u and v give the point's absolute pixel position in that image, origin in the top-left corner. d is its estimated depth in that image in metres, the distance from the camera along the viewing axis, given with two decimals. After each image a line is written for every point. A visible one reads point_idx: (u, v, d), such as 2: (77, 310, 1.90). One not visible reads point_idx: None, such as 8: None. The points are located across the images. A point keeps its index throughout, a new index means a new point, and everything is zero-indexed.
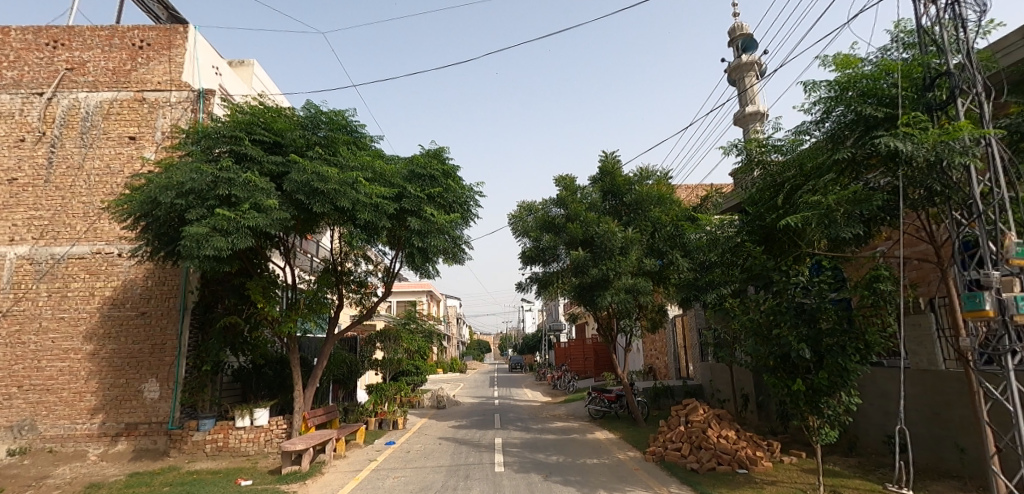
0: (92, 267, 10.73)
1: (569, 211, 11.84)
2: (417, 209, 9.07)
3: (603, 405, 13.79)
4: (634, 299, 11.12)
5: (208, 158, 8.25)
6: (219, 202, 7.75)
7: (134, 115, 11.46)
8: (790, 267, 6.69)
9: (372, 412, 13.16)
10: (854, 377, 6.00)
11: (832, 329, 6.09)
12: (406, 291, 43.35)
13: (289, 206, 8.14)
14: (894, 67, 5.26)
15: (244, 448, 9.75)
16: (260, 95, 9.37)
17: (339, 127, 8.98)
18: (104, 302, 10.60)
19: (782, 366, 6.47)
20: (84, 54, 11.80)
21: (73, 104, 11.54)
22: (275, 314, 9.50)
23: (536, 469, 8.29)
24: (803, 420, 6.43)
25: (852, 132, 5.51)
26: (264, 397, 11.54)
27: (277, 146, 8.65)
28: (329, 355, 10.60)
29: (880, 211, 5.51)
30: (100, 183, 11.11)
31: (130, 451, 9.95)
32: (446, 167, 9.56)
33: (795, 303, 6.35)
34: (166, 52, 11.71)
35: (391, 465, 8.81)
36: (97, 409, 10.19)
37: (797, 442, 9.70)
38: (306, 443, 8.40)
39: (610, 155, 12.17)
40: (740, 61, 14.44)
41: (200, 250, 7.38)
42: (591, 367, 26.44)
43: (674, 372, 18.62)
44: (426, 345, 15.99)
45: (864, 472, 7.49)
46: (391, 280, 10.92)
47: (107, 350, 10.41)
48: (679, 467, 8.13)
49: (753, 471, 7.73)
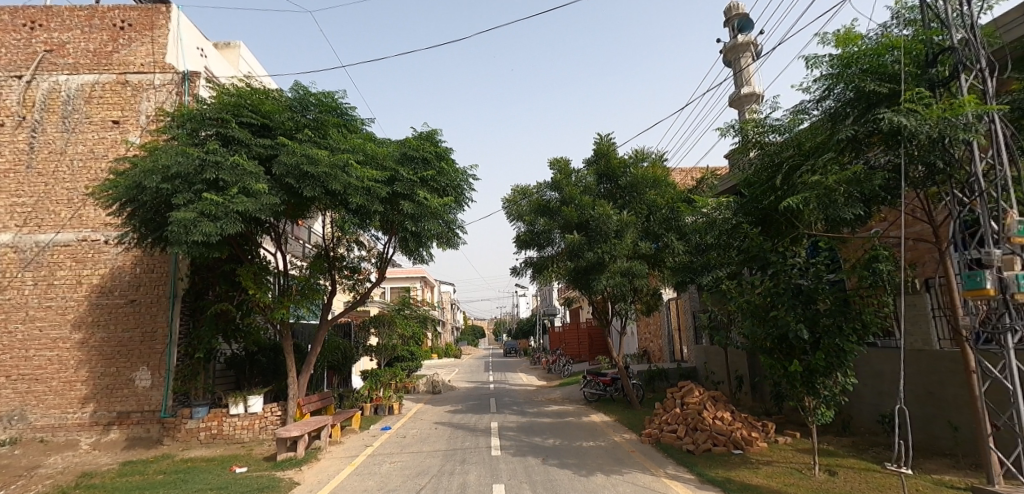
0: (79, 254, 10.52)
1: (564, 195, 11.70)
2: (410, 193, 8.93)
3: (598, 389, 13.86)
4: (629, 283, 11.12)
5: (194, 141, 8.01)
6: (206, 187, 7.57)
7: (118, 98, 11.17)
8: (788, 249, 6.64)
9: (368, 398, 13.11)
10: (851, 357, 6.00)
11: (830, 311, 6.06)
12: (399, 277, 43.17)
13: (279, 190, 7.96)
14: (897, 43, 5.14)
15: (239, 436, 9.68)
16: (248, 77, 9.12)
17: (329, 109, 8.75)
18: (93, 290, 10.42)
19: (779, 347, 6.45)
20: (64, 35, 11.46)
21: (54, 87, 11.21)
22: (267, 301, 9.37)
23: (533, 453, 8.28)
24: (800, 400, 6.44)
25: (854, 109, 5.40)
26: (258, 384, 11.44)
27: (265, 129, 8.43)
28: (323, 341, 10.48)
29: (882, 191, 5.44)
30: (84, 168, 10.84)
31: (123, 440, 9.85)
32: (439, 149, 9.42)
33: (792, 285, 6.31)
34: (148, 33, 11.37)
35: (387, 451, 8.78)
36: (88, 398, 10.07)
37: (792, 422, 9.78)
38: (301, 429, 8.34)
39: (605, 137, 12.00)
40: (736, 41, 14.24)
41: (188, 236, 7.20)
42: (586, 351, 26.38)
43: (669, 356, 18.71)
44: (421, 330, 15.93)
45: (859, 451, 7.54)
46: (384, 266, 10.78)
47: (97, 339, 10.25)
48: (675, 449, 8.15)
49: (748, 452, 7.72)
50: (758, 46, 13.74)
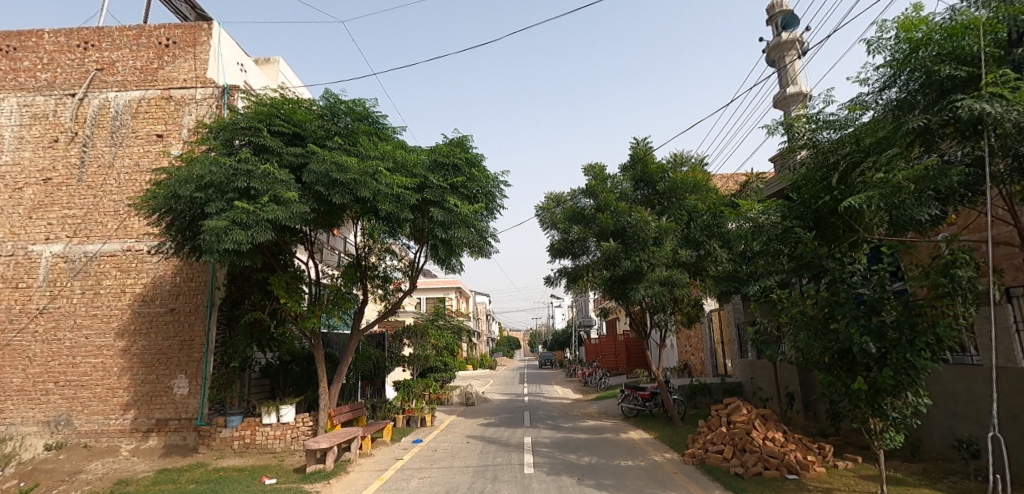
0: (123, 264, 10.80)
1: (599, 202, 11.33)
2: (440, 199, 8.74)
3: (637, 403, 13.28)
4: (669, 292, 10.61)
5: (228, 150, 8.06)
6: (238, 195, 7.58)
7: (162, 113, 11.50)
8: (845, 255, 6.08)
9: (400, 409, 12.94)
10: (924, 374, 5.41)
11: (897, 323, 5.49)
12: (434, 288, 43.39)
13: (309, 198, 7.91)
14: (976, 22, 4.67)
15: (270, 445, 9.64)
16: (281, 87, 9.17)
17: (361, 117, 8.73)
18: (135, 299, 10.65)
19: (839, 363, 5.87)
20: (113, 54, 11.92)
21: (103, 104, 11.66)
22: (298, 310, 9.37)
23: (568, 471, 7.87)
24: (863, 422, 5.86)
25: (924, 97, 4.93)
26: (292, 393, 11.49)
27: (297, 138, 8.42)
28: (354, 351, 10.36)
29: (961, 188, 4.91)
30: (129, 181, 11.18)
31: (161, 447, 9.97)
32: (470, 155, 9.20)
33: (853, 294, 5.74)
34: (191, 49, 11.68)
35: (417, 465, 8.54)
36: (129, 405, 10.25)
37: (851, 445, 9.04)
38: (331, 441, 8.19)
39: (641, 142, 11.62)
40: (779, 39, 13.60)
41: (219, 244, 7.19)
42: (624, 364, 25.59)
43: (711, 370, 17.89)
44: (455, 341, 15.77)
45: (932, 480, 6.86)
46: (415, 276, 10.64)
47: (138, 347, 10.46)
48: (721, 472, 7.60)
49: (804, 477, 7.11)
50: (804, 43, 13.08)
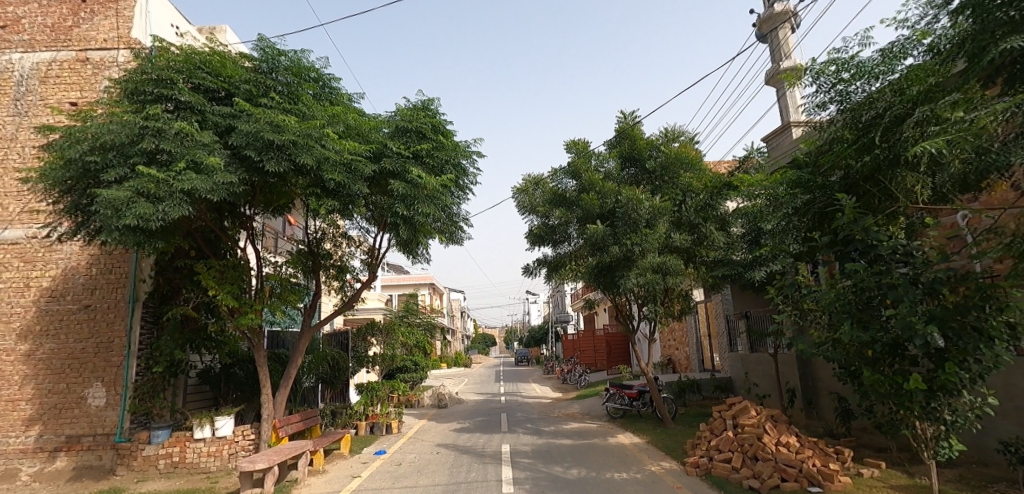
0: (27, 254, 9.16)
1: (583, 182, 10.20)
2: (401, 170, 7.49)
3: (624, 403, 12.21)
4: (662, 281, 9.50)
5: (133, 106, 6.52)
6: (145, 161, 6.15)
7: (77, 78, 9.86)
8: (883, 228, 4.97)
9: (363, 416, 11.56)
10: (994, 370, 4.38)
11: (962, 307, 4.40)
12: (406, 283, 41.97)
13: (238, 166, 6.48)
14: None
15: (204, 464, 8.28)
16: (211, 40, 7.71)
17: (303, 73, 7.34)
18: (42, 294, 9.01)
19: (887, 357, 4.78)
20: (19, 9, 10.20)
21: (6, 66, 9.96)
22: (236, 303, 7.92)
23: (554, 488, 6.69)
24: (911, 428, 4.85)
25: (1016, 14, 3.91)
26: (236, 401, 10.03)
27: (226, 97, 7.00)
28: (305, 350, 8.95)
29: None
30: (35, 155, 9.52)
31: (70, 469, 8.41)
32: (436, 120, 7.98)
33: (904, 273, 4.60)
34: (112, 5, 9.99)
35: (376, 485, 7.21)
36: (33, 420, 8.63)
37: (867, 446, 8.08)
38: (269, 460, 6.76)
39: (628, 115, 10.52)
40: (772, 10, 12.59)
41: (119, 219, 5.72)
42: (604, 359, 24.66)
43: (697, 365, 17.05)
44: (426, 339, 14.56)
45: (975, 490, 5.90)
46: (375, 266, 9.34)
47: (45, 350, 8.84)
48: (733, 485, 6.51)
49: (828, 490, 6.07)
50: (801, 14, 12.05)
